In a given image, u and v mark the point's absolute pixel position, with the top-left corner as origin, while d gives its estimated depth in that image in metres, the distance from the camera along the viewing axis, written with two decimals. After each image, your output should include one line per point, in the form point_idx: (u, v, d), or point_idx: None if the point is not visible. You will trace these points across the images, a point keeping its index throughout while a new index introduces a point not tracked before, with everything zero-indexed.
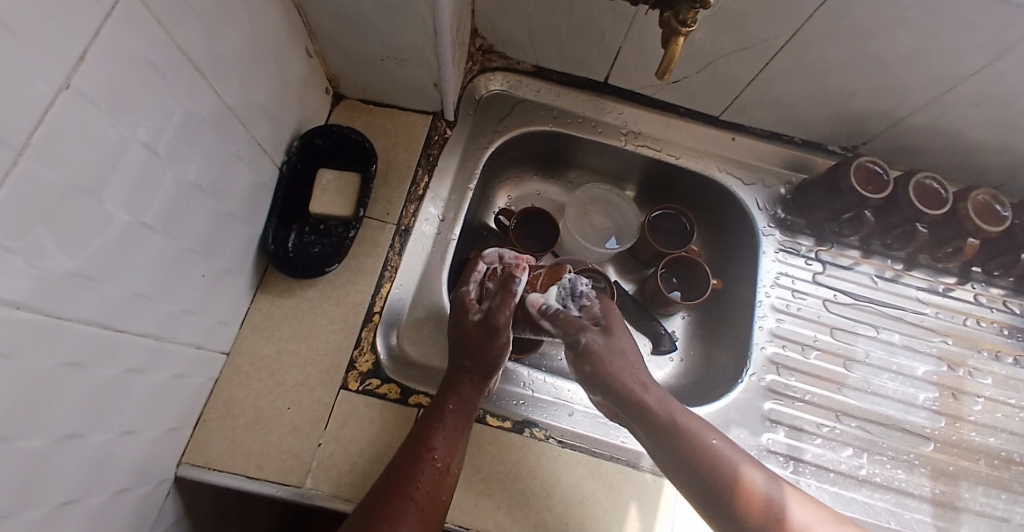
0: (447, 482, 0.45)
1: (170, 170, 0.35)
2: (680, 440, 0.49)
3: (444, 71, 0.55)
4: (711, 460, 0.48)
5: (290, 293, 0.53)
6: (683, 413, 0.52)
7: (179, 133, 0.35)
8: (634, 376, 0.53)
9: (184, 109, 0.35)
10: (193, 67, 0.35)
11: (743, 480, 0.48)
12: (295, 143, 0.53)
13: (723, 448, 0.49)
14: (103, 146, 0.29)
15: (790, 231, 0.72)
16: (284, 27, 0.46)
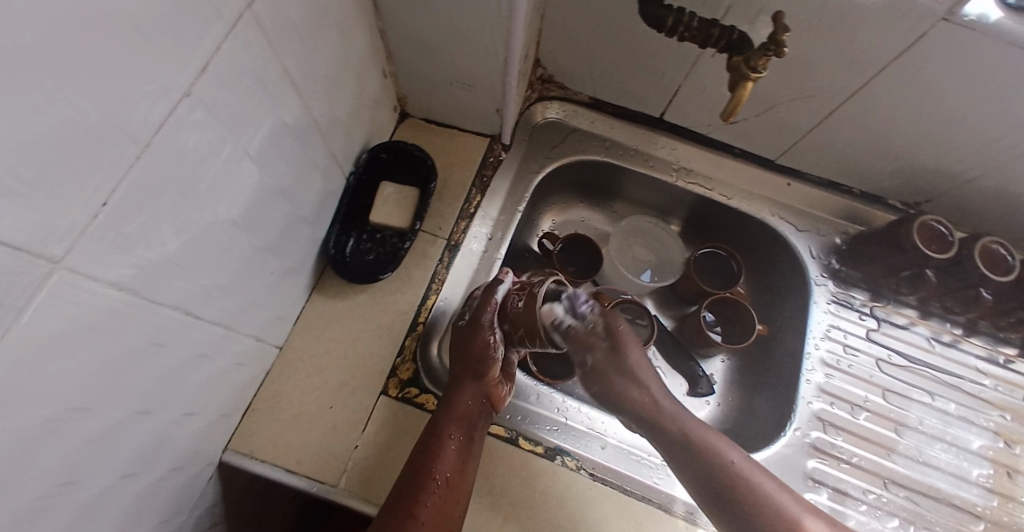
0: (456, 497, 0.46)
1: (258, 174, 0.38)
2: (701, 459, 0.51)
3: (508, 97, 0.58)
4: (734, 482, 0.50)
5: (341, 296, 0.55)
6: (688, 421, 0.54)
7: (270, 141, 0.38)
8: (654, 395, 0.56)
9: (277, 119, 0.38)
10: (290, 82, 0.38)
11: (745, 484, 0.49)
12: (364, 155, 0.57)
13: (727, 455, 0.51)
14: (210, 149, 0.32)
15: (843, 283, 0.70)
16: (367, 48, 0.50)
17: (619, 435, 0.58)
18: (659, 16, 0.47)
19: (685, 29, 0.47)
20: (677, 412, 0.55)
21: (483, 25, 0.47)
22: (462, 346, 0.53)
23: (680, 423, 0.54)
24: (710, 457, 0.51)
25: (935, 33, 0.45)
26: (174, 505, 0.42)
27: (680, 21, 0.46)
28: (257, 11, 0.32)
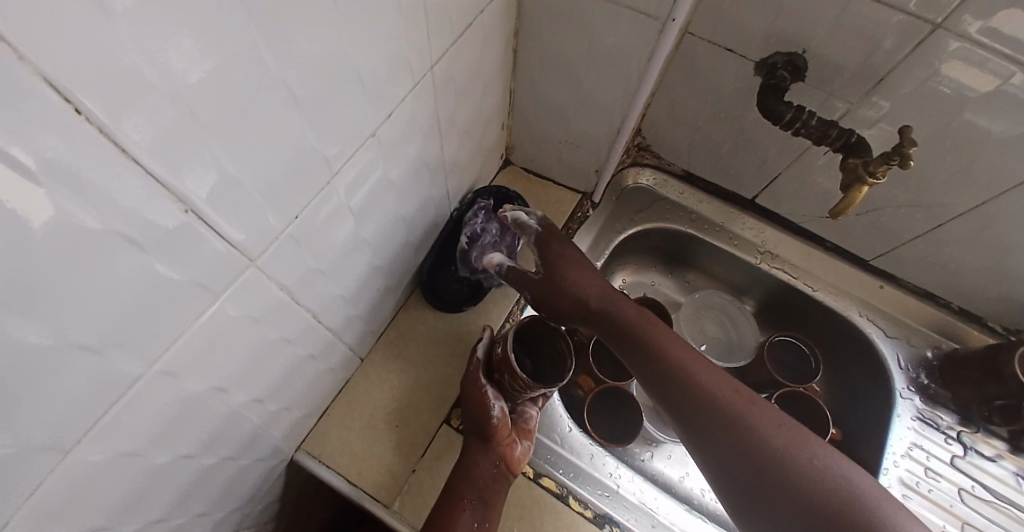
0: None
1: (394, 203, 0.42)
2: (686, 398, 0.46)
3: (610, 162, 0.61)
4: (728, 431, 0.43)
5: (423, 321, 0.58)
6: (670, 342, 0.50)
7: (410, 177, 0.43)
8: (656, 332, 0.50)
9: (420, 158, 0.43)
10: (437, 129, 0.43)
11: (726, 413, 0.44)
12: (470, 196, 0.61)
13: (705, 379, 0.46)
14: (371, 180, 0.36)
15: (931, 400, 0.65)
16: (497, 104, 0.55)
17: (671, 517, 0.56)
18: (779, 111, 0.49)
19: (802, 126, 0.49)
20: (664, 334, 0.50)
21: (607, 98, 0.51)
22: (467, 407, 0.51)
23: (666, 347, 0.49)
24: (700, 391, 0.45)
25: None
26: (248, 492, 0.45)
27: (799, 118, 0.49)
28: (433, 70, 0.37)
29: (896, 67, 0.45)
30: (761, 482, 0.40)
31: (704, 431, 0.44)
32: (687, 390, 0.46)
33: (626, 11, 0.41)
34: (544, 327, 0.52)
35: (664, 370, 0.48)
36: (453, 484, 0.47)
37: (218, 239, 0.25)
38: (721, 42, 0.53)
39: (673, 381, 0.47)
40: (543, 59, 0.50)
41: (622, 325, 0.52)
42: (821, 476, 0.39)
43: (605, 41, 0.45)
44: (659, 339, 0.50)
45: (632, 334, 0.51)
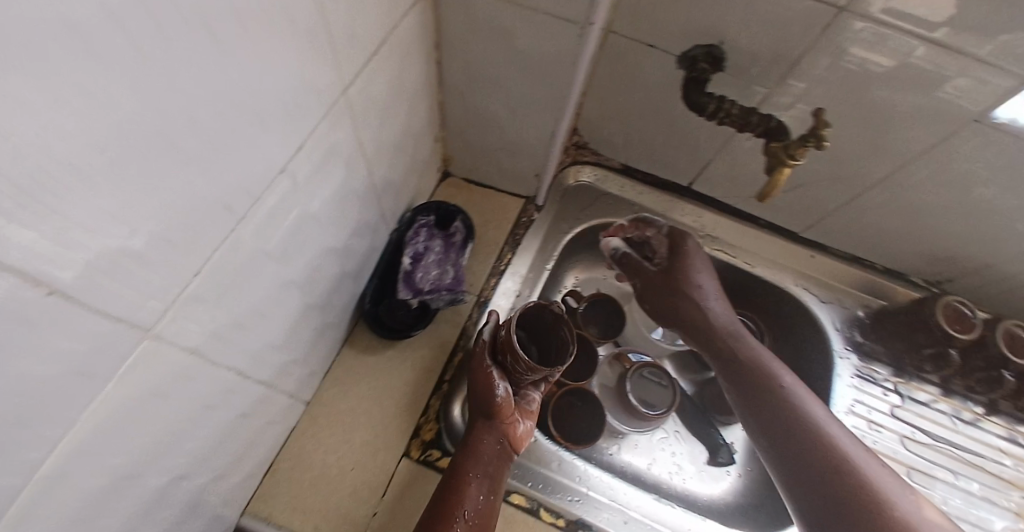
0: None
1: (321, 236, 0.39)
2: (771, 399, 0.55)
3: (550, 164, 0.60)
4: (790, 426, 0.53)
5: (372, 351, 0.55)
6: (774, 364, 0.59)
7: (336, 207, 0.40)
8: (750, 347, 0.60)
9: (345, 184, 0.40)
10: (362, 152, 0.40)
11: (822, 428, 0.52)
12: (407, 214, 0.58)
13: (794, 390, 0.56)
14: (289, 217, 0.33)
15: (867, 357, 0.69)
16: (426, 116, 0.52)
17: (642, 508, 0.57)
18: (702, 103, 0.50)
19: (724, 116, 0.50)
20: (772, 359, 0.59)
21: (539, 103, 0.50)
22: (473, 388, 0.51)
23: (764, 369, 0.58)
24: (789, 410, 0.54)
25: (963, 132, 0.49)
26: None
27: (721, 108, 0.50)
28: (347, 91, 0.34)
29: (807, 51, 0.47)
30: (808, 472, 0.50)
31: (786, 440, 0.53)
32: (779, 396, 0.55)
33: (546, 16, 0.40)
34: (548, 314, 0.52)
35: (764, 385, 0.57)
36: (458, 462, 0.46)
37: (105, 319, 0.21)
38: (643, 37, 0.53)
39: (768, 393, 0.56)
40: (468, 67, 0.48)
41: (687, 326, 0.64)
42: (833, 482, 0.49)
43: (529, 47, 0.43)
44: (764, 365, 0.58)
45: (728, 347, 0.61)
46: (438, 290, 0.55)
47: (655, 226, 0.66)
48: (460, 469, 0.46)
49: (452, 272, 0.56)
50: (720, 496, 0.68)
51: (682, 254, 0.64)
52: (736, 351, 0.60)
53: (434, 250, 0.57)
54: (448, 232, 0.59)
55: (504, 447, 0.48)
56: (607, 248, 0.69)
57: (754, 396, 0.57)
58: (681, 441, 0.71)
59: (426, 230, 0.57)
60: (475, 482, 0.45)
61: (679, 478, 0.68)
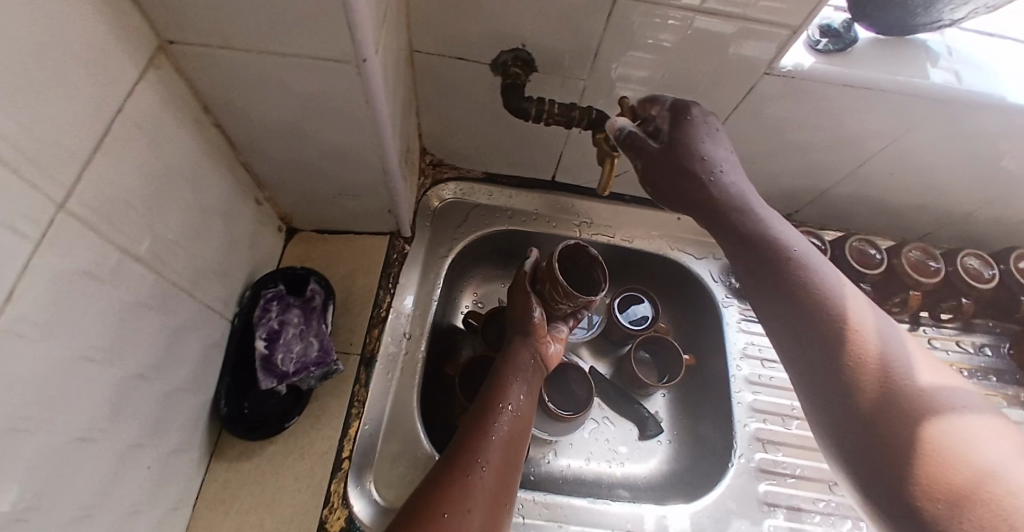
0: (519, 433, 0.53)
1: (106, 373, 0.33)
2: (788, 278, 0.42)
3: (399, 198, 0.56)
4: (814, 315, 0.40)
5: (250, 454, 0.50)
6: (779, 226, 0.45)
7: (117, 334, 0.34)
8: (745, 210, 0.45)
9: (122, 304, 0.34)
10: (134, 261, 0.34)
11: (840, 308, 0.40)
12: (247, 292, 0.51)
13: (811, 262, 0.42)
14: (47, 376, 0.28)
15: (746, 299, 0.74)
16: (232, 186, 0.46)
17: (580, 516, 0.57)
18: (523, 108, 0.50)
19: (549, 116, 0.51)
20: (810, 250, 0.44)
21: (353, 145, 0.46)
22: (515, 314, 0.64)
23: (813, 279, 0.41)
24: (850, 330, 0.39)
25: (763, 84, 0.51)
26: None
27: (543, 110, 0.50)
28: (66, 211, 0.27)
29: (602, 39, 0.48)
30: (864, 401, 0.36)
31: (803, 321, 0.40)
32: (808, 305, 0.41)
33: (312, 61, 0.36)
34: (584, 255, 0.62)
35: (784, 292, 0.42)
36: (501, 368, 0.59)
37: None
38: (448, 51, 0.51)
39: (812, 306, 0.40)
40: (260, 125, 0.43)
41: (680, 193, 0.45)
42: (890, 404, 0.35)
43: (314, 92, 0.39)
44: (816, 273, 0.42)
45: (764, 248, 0.43)
46: (305, 369, 0.50)
47: (660, 103, 0.47)
48: (502, 373, 0.58)
49: (317, 343, 0.51)
50: (656, 470, 0.70)
51: (682, 123, 0.46)
52: (760, 246, 0.43)
53: (292, 322, 0.52)
54: (305, 297, 0.53)
55: (535, 361, 0.61)
56: (612, 130, 0.47)
57: (776, 302, 0.43)
58: (612, 425, 0.73)
59: (277, 302, 0.52)
60: (515, 386, 0.56)
61: (617, 463, 0.70)
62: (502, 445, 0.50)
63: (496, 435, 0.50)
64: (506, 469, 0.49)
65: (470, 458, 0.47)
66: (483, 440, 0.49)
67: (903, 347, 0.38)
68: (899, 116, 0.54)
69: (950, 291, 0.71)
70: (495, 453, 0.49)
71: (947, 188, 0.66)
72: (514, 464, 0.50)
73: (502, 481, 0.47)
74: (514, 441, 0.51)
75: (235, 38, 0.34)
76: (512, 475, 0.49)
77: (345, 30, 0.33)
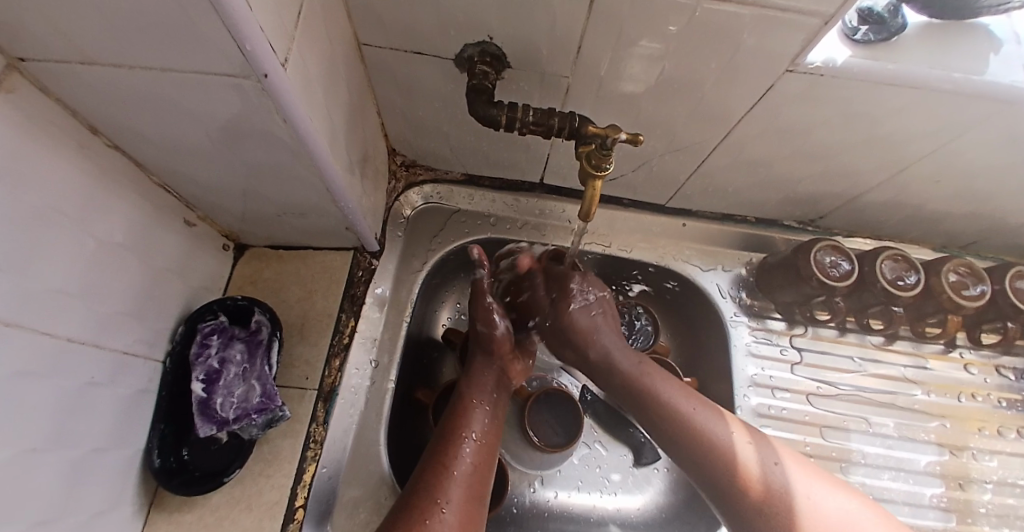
0: (483, 469, 0.45)
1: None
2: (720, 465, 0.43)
3: (354, 215, 0.50)
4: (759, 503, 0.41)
5: (193, 504, 0.45)
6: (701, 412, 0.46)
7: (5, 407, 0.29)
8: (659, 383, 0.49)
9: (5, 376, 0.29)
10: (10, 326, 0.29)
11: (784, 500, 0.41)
12: (180, 328, 0.47)
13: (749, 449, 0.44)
14: None
15: (757, 317, 0.68)
16: (137, 213, 0.41)
17: None
18: (492, 116, 0.42)
19: (523, 124, 0.43)
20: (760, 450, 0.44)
21: (283, 164, 0.40)
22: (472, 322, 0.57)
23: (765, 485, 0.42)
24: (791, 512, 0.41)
25: (783, 83, 0.42)
26: None
27: (515, 118, 0.42)
28: None
29: (584, 31, 0.39)
30: None
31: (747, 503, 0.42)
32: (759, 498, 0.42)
33: (201, 76, 0.29)
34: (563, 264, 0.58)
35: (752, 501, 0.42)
36: (464, 388, 0.51)
37: None
38: (403, 45, 0.43)
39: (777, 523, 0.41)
40: (171, 142, 0.37)
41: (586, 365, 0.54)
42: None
43: (221, 113, 0.33)
44: (766, 479, 0.42)
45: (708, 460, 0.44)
46: (246, 416, 0.46)
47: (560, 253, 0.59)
48: (465, 394, 0.51)
49: (259, 387, 0.48)
50: (650, 503, 0.65)
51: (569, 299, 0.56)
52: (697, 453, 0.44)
53: (234, 360, 0.48)
54: (249, 330, 0.50)
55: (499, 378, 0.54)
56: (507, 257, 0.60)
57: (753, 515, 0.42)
58: (605, 451, 0.67)
59: (218, 336, 0.48)
60: (478, 407, 0.50)
61: (607, 493, 0.65)
62: (466, 479, 0.43)
63: (459, 468, 0.44)
64: (471, 507, 0.42)
65: (430, 497, 0.41)
66: (443, 475, 0.43)
67: (872, 524, 0.40)
68: (952, 120, 0.44)
69: (997, 313, 0.63)
70: (457, 490, 0.42)
71: (1000, 196, 0.56)
72: (479, 499, 0.43)
73: (467, 520, 0.41)
74: (478, 475, 0.44)
75: (96, 53, 0.27)
76: (478, 511, 0.43)
77: (229, 44, 0.25)
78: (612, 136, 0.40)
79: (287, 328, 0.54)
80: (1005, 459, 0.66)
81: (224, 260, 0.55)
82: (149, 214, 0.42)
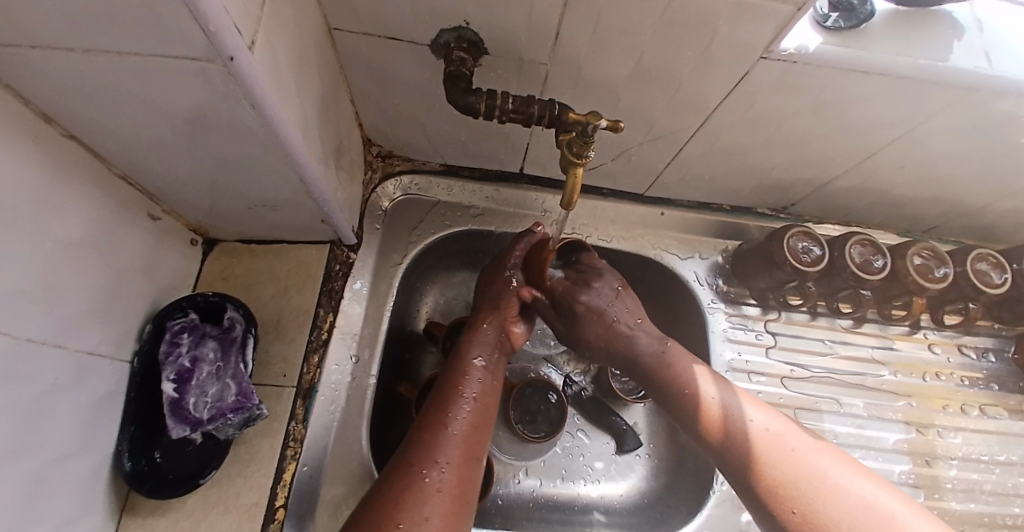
0: (478, 431, 0.45)
1: None
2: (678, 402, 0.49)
3: (330, 207, 0.49)
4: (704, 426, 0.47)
5: (167, 509, 0.44)
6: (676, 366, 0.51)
7: None
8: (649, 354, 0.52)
9: None
10: None
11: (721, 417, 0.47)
12: (148, 327, 0.45)
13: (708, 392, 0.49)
14: None
15: (734, 304, 0.69)
16: (97, 207, 0.38)
17: None
18: (471, 104, 0.42)
19: (502, 112, 0.42)
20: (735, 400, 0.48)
21: (254, 153, 0.38)
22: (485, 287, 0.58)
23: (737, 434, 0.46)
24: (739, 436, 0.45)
25: (758, 71, 0.42)
26: None
27: (494, 106, 0.42)
28: None
29: (562, 18, 0.38)
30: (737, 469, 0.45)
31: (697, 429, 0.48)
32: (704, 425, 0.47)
33: (162, 60, 0.27)
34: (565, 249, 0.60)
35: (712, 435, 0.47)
36: (462, 347, 0.52)
37: None
38: (376, 30, 0.42)
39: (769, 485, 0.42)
40: (133, 133, 0.35)
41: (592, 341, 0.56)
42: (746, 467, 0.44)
43: (183, 100, 0.31)
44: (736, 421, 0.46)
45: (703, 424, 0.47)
46: (222, 415, 0.45)
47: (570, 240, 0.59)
48: (463, 355, 0.51)
49: (235, 385, 0.46)
50: (632, 489, 0.66)
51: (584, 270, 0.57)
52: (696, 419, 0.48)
53: (206, 359, 0.46)
54: (222, 327, 0.48)
55: (498, 339, 0.54)
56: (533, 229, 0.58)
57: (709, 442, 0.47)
58: (588, 439, 0.68)
59: (189, 334, 0.46)
60: (478, 368, 0.50)
61: (591, 481, 0.66)
62: (463, 440, 0.43)
63: (456, 428, 0.44)
64: (469, 464, 0.42)
65: (424, 456, 0.40)
66: (440, 435, 0.42)
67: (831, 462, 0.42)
68: (918, 108, 0.46)
69: (958, 295, 0.66)
70: (456, 450, 0.42)
71: (962, 182, 0.59)
72: (475, 460, 0.43)
73: (466, 478, 0.41)
74: (475, 435, 0.44)
75: (41, 31, 0.25)
76: (474, 472, 0.42)
77: (192, 27, 0.24)
78: (593, 123, 0.39)
79: (263, 325, 0.53)
80: (967, 434, 0.70)
81: (193, 257, 0.53)
82: (111, 210, 0.40)
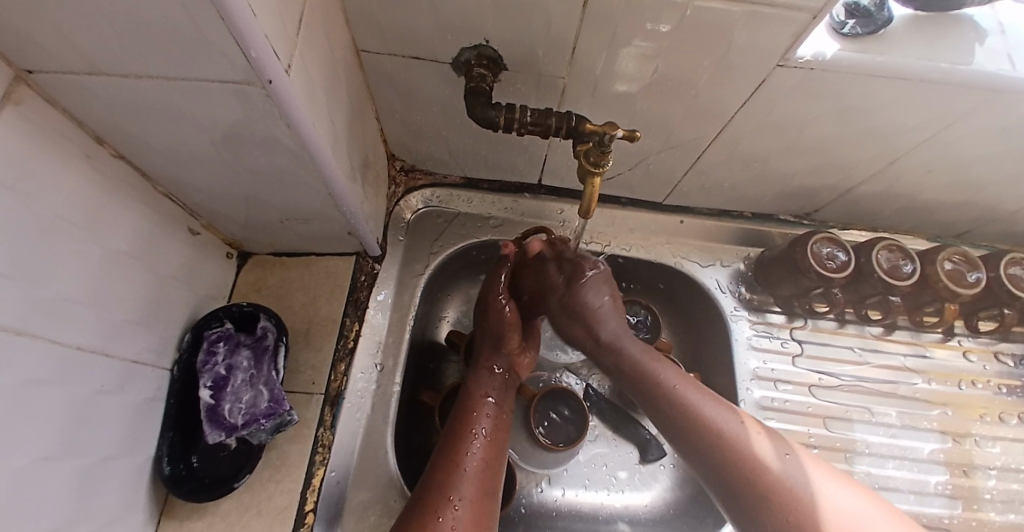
0: (493, 467, 0.45)
1: (12, 458, 0.29)
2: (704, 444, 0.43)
3: (357, 220, 0.51)
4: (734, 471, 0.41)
5: (202, 511, 0.45)
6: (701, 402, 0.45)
7: (17, 411, 0.29)
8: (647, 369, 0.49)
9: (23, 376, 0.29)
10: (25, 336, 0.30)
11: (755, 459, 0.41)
12: (187, 336, 0.48)
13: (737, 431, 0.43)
14: None
15: (758, 311, 0.68)
16: (142, 221, 0.41)
17: None
18: (491, 118, 0.43)
19: (521, 125, 0.44)
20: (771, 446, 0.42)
21: (287, 169, 0.40)
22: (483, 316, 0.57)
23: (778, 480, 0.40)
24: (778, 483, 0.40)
25: (776, 77, 0.42)
26: None
27: (513, 119, 0.43)
28: None
29: (579, 31, 0.40)
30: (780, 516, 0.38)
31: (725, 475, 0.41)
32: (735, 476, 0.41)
33: (205, 84, 0.29)
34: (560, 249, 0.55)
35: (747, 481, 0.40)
36: (472, 384, 0.52)
37: None
38: (401, 51, 0.44)
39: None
40: (175, 152, 0.38)
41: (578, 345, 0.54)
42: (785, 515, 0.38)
43: (224, 120, 0.33)
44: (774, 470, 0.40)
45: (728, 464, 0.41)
46: (255, 420, 0.46)
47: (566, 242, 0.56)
48: (473, 391, 0.51)
49: (267, 391, 0.48)
50: (658, 498, 0.65)
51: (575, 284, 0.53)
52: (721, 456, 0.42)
53: (241, 366, 0.48)
54: (255, 336, 0.50)
55: (505, 374, 0.54)
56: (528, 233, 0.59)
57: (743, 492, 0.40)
58: (611, 448, 0.67)
59: (224, 343, 0.48)
60: (488, 403, 0.51)
61: (615, 490, 0.65)
62: (476, 477, 0.44)
63: (469, 466, 0.44)
64: (484, 500, 0.43)
65: (440, 495, 0.41)
66: (454, 473, 0.43)
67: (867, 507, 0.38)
68: (942, 110, 0.45)
69: (993, 300, 0.64)
70: (469, 487, 0.42)
71: (993, 185, 0.57)
72: (491, 494, 0.43)
73: (480, 515, 0.41)
74: (489, 470, 0.45)
75: (100, 62, 0.27)
76: (490, 508, 0.43)
77: (234, 51, 0.26)
78: (610, 132, 0.40)
79: (293, 334, 0.54)
80: (1007, 444, 0.67)
81: (228, 268, 0.56)
82: (155, 224, 0.43)
